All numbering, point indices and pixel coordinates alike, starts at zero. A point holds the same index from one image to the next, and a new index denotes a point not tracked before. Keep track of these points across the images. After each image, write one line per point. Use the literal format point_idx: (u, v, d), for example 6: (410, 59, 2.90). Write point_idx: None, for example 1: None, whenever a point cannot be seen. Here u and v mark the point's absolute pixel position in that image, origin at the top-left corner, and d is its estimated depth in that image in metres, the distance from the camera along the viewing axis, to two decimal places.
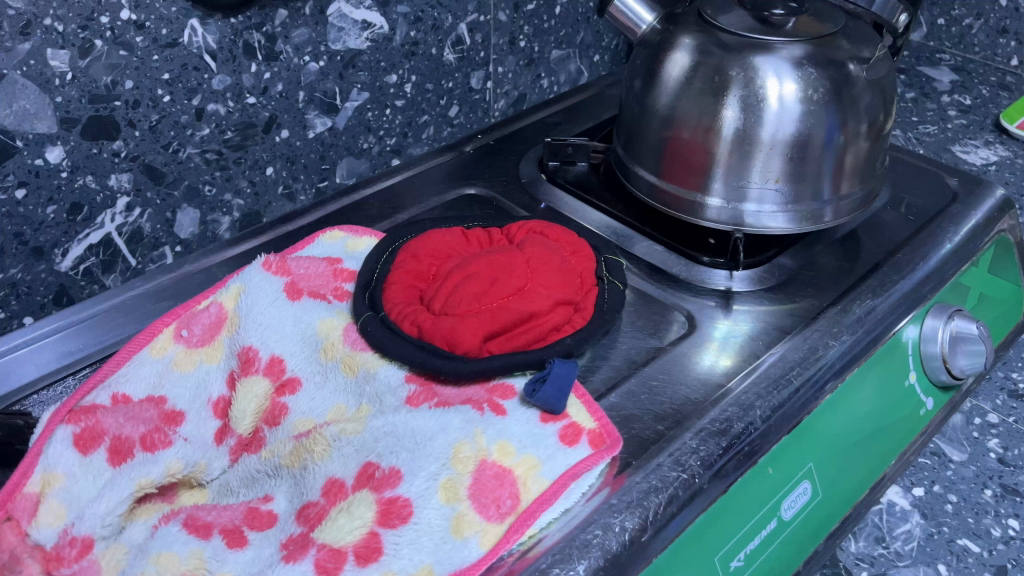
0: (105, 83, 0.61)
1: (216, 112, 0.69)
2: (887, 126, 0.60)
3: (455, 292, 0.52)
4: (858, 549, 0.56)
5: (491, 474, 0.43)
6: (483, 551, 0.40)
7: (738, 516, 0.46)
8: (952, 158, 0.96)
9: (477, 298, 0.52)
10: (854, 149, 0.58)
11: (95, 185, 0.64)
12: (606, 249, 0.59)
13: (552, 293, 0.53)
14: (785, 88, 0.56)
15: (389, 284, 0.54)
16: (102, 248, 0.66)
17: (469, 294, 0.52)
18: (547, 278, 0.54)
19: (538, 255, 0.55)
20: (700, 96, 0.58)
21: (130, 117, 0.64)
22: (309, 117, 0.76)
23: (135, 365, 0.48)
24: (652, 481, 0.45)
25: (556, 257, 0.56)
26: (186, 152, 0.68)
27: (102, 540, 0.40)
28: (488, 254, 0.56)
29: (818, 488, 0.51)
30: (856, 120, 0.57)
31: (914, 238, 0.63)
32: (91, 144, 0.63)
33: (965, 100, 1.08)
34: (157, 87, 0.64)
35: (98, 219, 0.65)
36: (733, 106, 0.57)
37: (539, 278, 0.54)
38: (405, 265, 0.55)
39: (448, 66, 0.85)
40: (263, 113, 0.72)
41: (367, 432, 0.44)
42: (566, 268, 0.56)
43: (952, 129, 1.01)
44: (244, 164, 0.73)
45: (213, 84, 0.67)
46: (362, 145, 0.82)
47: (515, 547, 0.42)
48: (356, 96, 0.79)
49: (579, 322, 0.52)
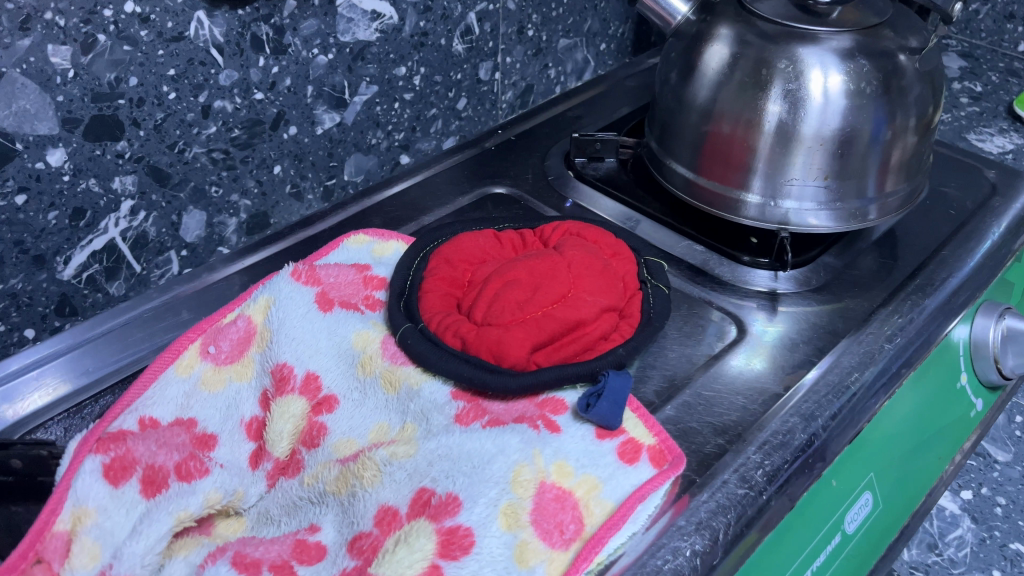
0: (108, 81, 0.58)
1: (223, 109, 0.65)
2: (933, 119, 0.58)
3: (497, 300, 0.50)
4: (911, 556, 0.55)
5: (551, 497, 0.40)
6: None
7: (804, 532, 0.45)
8: (968, 147, 0.95)
9: (519, 307, 0.49)
10: (901, 144, 0.56)
11: (98, 189, 0.60)
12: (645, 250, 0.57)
13: (598, 300, 0.50)
14: (830, 80, 0.53)
15: (425, 292, 0.51)
16: (106, 255, 0.63)
17: (512, 302, 0.49)
18: (592, 283, 0.51)
19: (580, 258, 0.53)
20: (740, 89, 0.56)
21: (134, 116, 0.60)
22: (317, 112, 0.72)
23: (160, 385, 0.45)
24: (718, 500, 0.43)
25: (598, 260, 0.53)
26: (192, 152, 0.65)
27: None
28: (527, 258, 0.53)
29: (879, 499, 0.49)
30: (904, 113, 0.55)
31: (958, 234, 0.61)
32: (95, 145, 0.59)
33: (976, 87, 1.07)
34: (162, 83, 0.61)
35: (102, 224, 0.62)
36: (777, 99, 0.54)
37: (583, 284, 0.51)
38: (439, 271, 0.53)
39: (457, 57, 0.82)
40: (271, 109, 0.69)
41: (420, 456, 0.42)
42: (610, 272, 0.53)
43: (966, 117, 1.00)
44: (252, 163, 0.69)
45: (220, 79, 0.64)
46: (371, 140, 0.79)
47: None
48: (365, 90, 0.75)
49: (627, 330, 0.50)
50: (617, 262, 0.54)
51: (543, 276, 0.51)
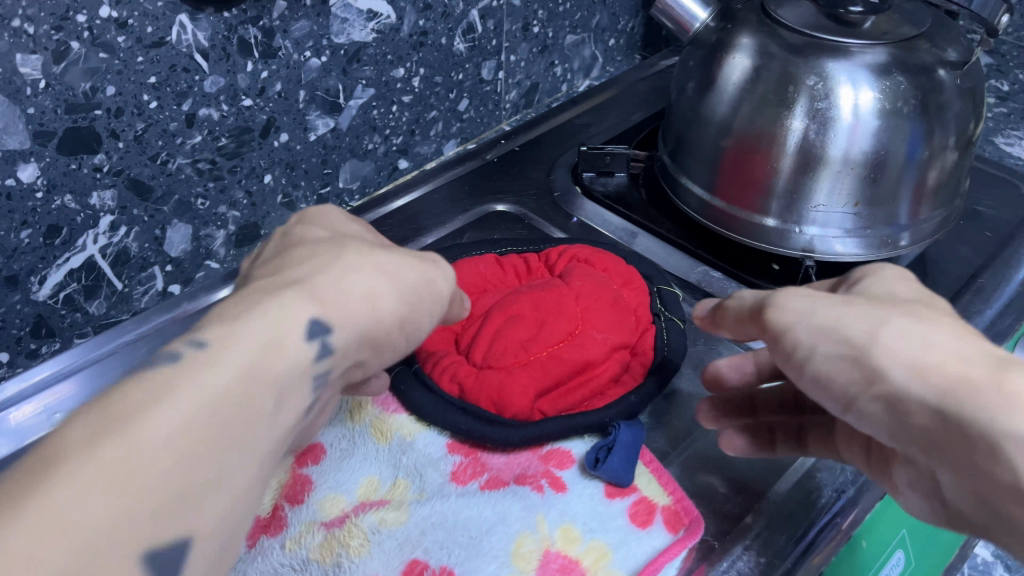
0: (83, 91, 0.53)
1: (209, 117, 0.61)
2: (974, 135, 0.54)
3: (499, 339, 0.46)
4: None
5: (556, 569, 0.37)
6: None
7: None
8: (994, 151, 0.90)
9: (523, 347, 0.46)
10: (938, 165, 0.52)
11: (75, 205, 0.56)
12: (660, 278, 0.53)
13: (607, 338, 0.47)
14: (860, 97, 0.49)
15: None
16: (84, 273, 0.59)
17: (514, 342, 0.46)
18: (601, 319, 0.48)
19: (588, 290, 0.49)
20: (762, 106, 0.51)
21: (112, 127, 0.56)
22: (310, 118, 0.68)
23: None
24: (739, 568, 0.39)
25: (608, 291, 0.49)
26: (176, 163, 0.61)
27: None
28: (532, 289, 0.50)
29: (912, 558, 0.46)
30: (942, 132, 0.51)
31: (994, 261, 0.57)
32: (70, 159, 0.55)
33: (1002, 85, 1.02)
34: (143, 92, 0.56)
35: (79, 242, 0.58)
36: (801, 117, 0.50)
37: (591, 319, 0.47)
38: None
39: (459, 56, 0.78)
40: (260, 116, 0.64)
41: (412, 522, 0.38)
42: (621, 303, 0.49)
43: (992, 118, 0.96)
44: (240, 172, 0.66)
45: (205, 86, 0.60)
46: (367, 145, 0.75)
47: None
48: (361, 93, 0.71)
49: (639, 371, 0.46)
50: (629, 291, 0.51)
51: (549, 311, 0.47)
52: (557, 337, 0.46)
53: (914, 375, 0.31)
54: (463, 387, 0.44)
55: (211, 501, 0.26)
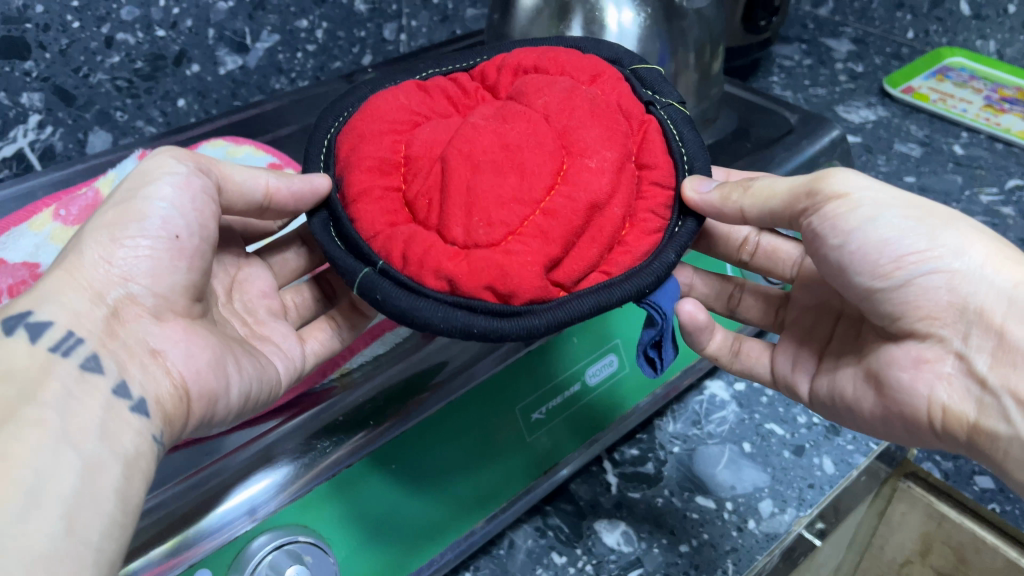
0: (16, 6, 0.67)
1: (126, 41, 0.74)
2: (715, 60, 0.69)
3: (473, 195, 0.44)
4: (674, 429, 0.64)
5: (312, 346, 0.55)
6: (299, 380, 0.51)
7: (537, 378, 0.53)
8: (833, 117, 1.04)
9: (515, 209, 0.44)
10: (684, 76, 0.67)
11: (8, 101, 0.70)
12: (629, 59, 0.55)
13: (607, 154, 0.46)
14: (623, 16, 0.64)
15: (359, 199, 0.46)
16: (15, 162, 0.74)
17: (496, 195, 0.44)
18: (592, 133, 0.47)
19: (553, 106, 0.48)
20: (548, 24, 0.66)
21: (41, 40, 0.69)
22: (219, 54, 0.81)
23: (15, 238, 0.57)
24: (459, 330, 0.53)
25: (578, 96, 0.49)
26: (97, 77, 0.74)
27: None
28: (478, 123, 0.47)
29: (626, 361, 0.58)
30: (685, 49, 0.66)
31: (747, 158, 0.71)
32: (4, 63, 0.68)
33: (857, 67, 1.16)
34: (66, 13, 0.70)
35: (11, 134, 0.72)
36: (575, 32, 0.65)
37: (583, 135, 0.47)
38: (369, 160, 0.47)
39: (359, 16, 0.89)
40: (173, 46, 0.77)
41: None
42: (604, 105, 0.49)
43: (839, 92, 1.09)
44: (155, 94, 0.79)
45: (122, 14, 0.73)
46: (274, 85, 0.87)
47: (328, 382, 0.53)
48: (266, 37, 0.84)
49: (645, 189, 0.48)
50: (608, 98, 0.50)
51: (520, 149, 0.45)
52: (544, 185, 0.45)
53: (1014, 288, 0.43)
54: (457, 289, 0.42)
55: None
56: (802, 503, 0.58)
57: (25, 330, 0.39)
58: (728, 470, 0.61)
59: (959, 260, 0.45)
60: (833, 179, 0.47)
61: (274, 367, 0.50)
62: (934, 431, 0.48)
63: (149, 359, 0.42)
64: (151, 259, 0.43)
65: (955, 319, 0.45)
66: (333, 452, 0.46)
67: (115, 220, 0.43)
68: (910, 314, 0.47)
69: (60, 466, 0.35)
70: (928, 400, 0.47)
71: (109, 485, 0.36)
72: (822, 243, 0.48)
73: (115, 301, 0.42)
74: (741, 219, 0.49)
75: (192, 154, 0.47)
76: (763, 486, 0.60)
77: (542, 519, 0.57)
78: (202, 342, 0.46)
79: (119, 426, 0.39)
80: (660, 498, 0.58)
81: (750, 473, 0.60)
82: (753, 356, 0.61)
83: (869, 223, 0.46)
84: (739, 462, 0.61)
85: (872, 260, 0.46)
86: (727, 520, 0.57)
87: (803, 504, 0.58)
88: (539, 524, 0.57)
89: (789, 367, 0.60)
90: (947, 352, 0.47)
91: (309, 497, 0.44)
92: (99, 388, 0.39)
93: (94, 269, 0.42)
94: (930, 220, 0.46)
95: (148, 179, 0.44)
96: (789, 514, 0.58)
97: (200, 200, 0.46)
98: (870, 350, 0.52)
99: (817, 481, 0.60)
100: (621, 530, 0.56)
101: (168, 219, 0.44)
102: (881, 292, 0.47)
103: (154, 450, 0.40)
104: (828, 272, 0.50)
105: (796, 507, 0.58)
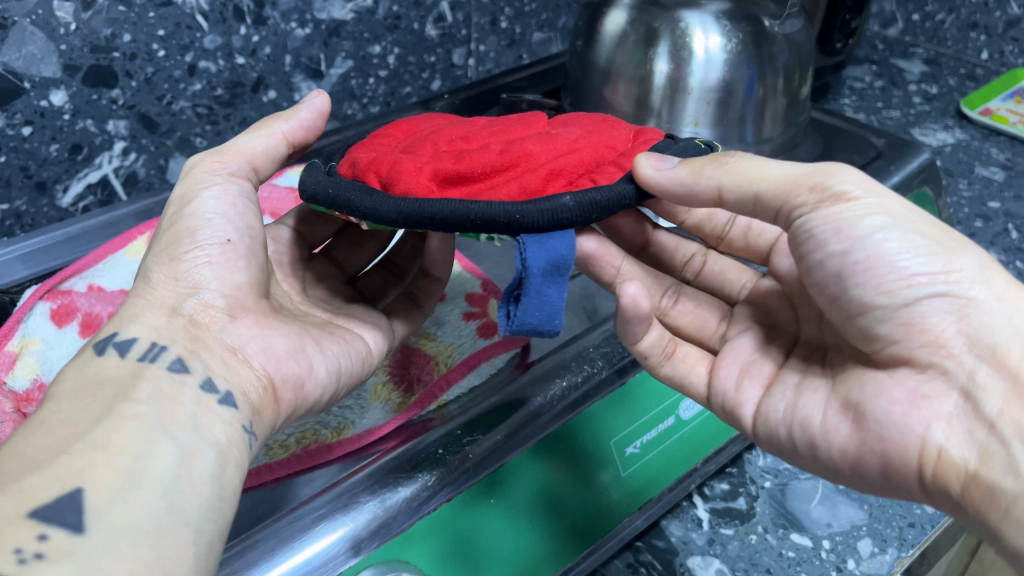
0: (105, 35, 0.67)
1: (208, 69, 0.74)
2: (803, 84, 0.69)
3: (432, 136, 0.48)
4: (765, 463, 0.62)
5: (397, 366, 0.56)
6: (394, 415, 0.51)
7: (636, 408, 0.53)
8: (910, 140, 1.01)
9: (456, 144, 0.47)
10: (772, 101, 0.66)
11: (95, 129, 0.71)
12: None
13: (577, 138, 0.46)
14: (710, 40, 0.63)
15: (365, 143, 0.51)
16: (100, 188, 0.74)
17: (447, 136, 0.47)
18: (574, 130, 0.47)
19: (570, 121, 0.50)
20: (634, 48, 0.65)
21: (127, 68, 0.70)
22: (295, 80, 0.81)
23: (111, 264, 0.60)
24: (556, 361, 0.54)
25: (590, 118, 0.50)
26: (179, 105, 0.75)
27: None
28: (488, 126, 0.49)
29: None
30: (774, 74, 0.65)
31: None
32: (92, 91, 0.69)
33: (931, 89, 1.13)
34: (152, 42, 0.70)
35: (97, 160, 0.73)
36: (662, 58, 0.64)
37: (564, 129, 0.47)
38: (387, 131, 0.52)
39: (430, 41, 0.89)
40: (251, 73, 0.77)
41: None
42: (605, 123, 0.50)
43: (914, 114, 1.07)
44: (234, 120, 0.79)
45: (205, 43, 0.73)
46: (346, 110, 0.87)
47: (425, 414, 0.52)
48: (340, 64, 0.83)
49: (606, 170, 0.45)
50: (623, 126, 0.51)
51: (499, 128, 0.48)
52: (492, 137, 0.47)
53: None
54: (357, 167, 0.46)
55: (86, 464, 0.34)
56: (903, 543, 0.56)
57: (113, 348, 0.41)
58: (823, 506, 0.59)
59: (977, 288, 0.42)
60: (839, 177, 0.44)
61: (360, 341, 0.53)
62: (921, 484, 0.42)
63: (229, 356, 0.44)
64: (211, 265, 0.45)
65: (964, 351, 0.41)
66: (425, 480, 0.46)
67: (173, 238, 0.45)
68: (913, 337, 0.42)
69: (157, 453, 0.36)
70: (922, 441, 0.41)
71: (205, 471, 0.37)
72: (818, 246, 0.44)
73: (191, 310, 0.44)
74: (717, 198, 0.45)
75: (217, 154, 0.49)
76: (860, 524, 0.57)
77: (634, 555, 0.56)
78: (279, 334, 0.47)
79: (208, 416, 0.40)
80: (753, 534, 0.57)
81: (846, 510, 0.58)
82: (688, 364, 0.53)
83: (885, 231, 0.42)
84: (834, 498, 0.59)
85: (881, 273, 0.42)
86: (826, 559, 0.55)
87: (904, 544, 0.56)
88: (631, 560, 0.56)
89: (733, 380, 0.52)
90: (951, 388, 0.41)
91: (410, 533, 0.44)
92: (188, 384, 0.40)
93: (163, 287, 0.44)
94: (947, 244, 0.43)
95: (190, 196, 0.46)
96: (889, 555, 0.55)
97: (241, 204, 0.47)
98: (848, 374, 0.47)
99: (917, 520, 0.58)
100: (714, 568, 0.55)
101: (217, 227, 0.46)
102: (881, 310, 0.43)
103: (246, 440, 0.41)
104: (820, 283, 0.45)
105: (896, 547, 0.56)
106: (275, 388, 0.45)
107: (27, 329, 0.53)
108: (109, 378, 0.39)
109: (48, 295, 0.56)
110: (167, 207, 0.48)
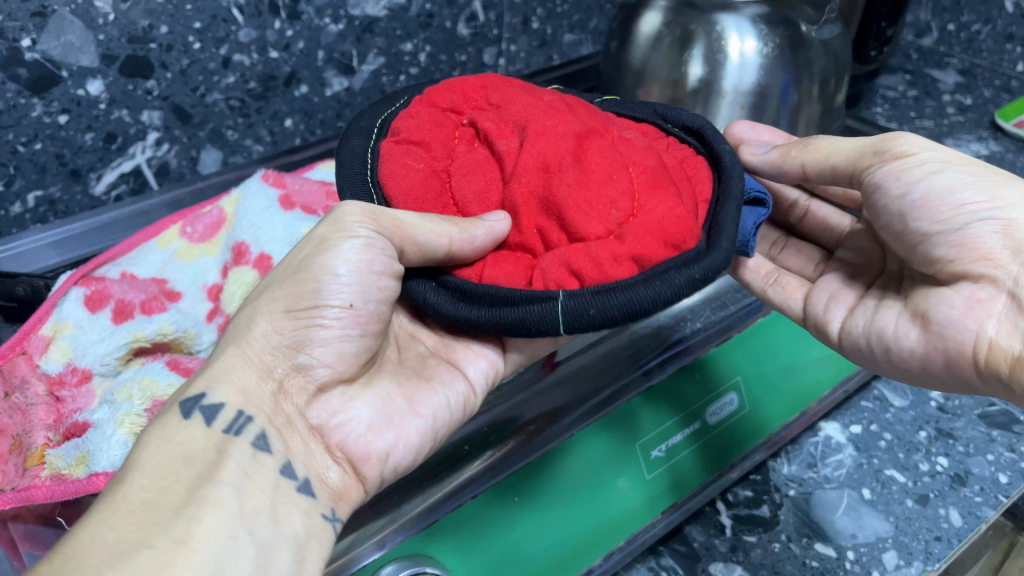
0: (142, 26, 0.68)
1: (242, 62, 0.75)
2: (837, 90, 0.68)
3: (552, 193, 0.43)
4: (789, 471, 0.61)
5: None
6: None
7: (660, 411, 0.53)
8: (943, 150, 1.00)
9: (590, 192, 0.43)
10: (807, 106, 0.66)
11: (129, 118, 0.72)
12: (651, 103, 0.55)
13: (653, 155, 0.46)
14: (746, 44, 0.62)
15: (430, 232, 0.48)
16: (133, 177, 0.75)
17: (570, 186, 0.43)
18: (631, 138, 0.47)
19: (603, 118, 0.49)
20: (668, 51, 0.65)
21: (163, 59, 0.70)
22: (327, 75, 0.81)
23: (144, 252, 0.62)
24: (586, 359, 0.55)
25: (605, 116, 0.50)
26: (212, 97, 0.75)
27: (98, 374, 0.54)
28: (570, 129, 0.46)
29: (746, 402, 0.57)
30: (809, 80, 0.65)
31: None
32: (128, 81, 0.70)
33: (966, 100, 1.12)
34: (189, 34, 0.70)
35: (130, 150, 0.73)
36: (697, 61, 0.64)
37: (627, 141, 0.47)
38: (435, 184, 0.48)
39: (461, 40, 0.89)
40: (284, 68, 0.78)
41: None
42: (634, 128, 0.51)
43: (948, 125, 1.06)
44: (265, 113, 0.80)
45: (240, 36, 0.73)
46: None
47: None
48: (372, 60, 0.83)
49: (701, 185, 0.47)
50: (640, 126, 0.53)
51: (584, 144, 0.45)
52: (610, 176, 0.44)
53: None
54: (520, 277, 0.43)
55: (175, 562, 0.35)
56: (929, 557, 0.55)
57: (200, 414, 0.42)
58: (848, 517, 0.58)
59: (1017, 211, 0.47)
60: (899, 141, 0.51)
61: (463, 381, 0.50)
62: (976, 372, 0.47)
63: (310, 435, 0.45)
64: (332, 331, 0.45)
65: (1010, 260, 0.46)
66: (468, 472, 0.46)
67: (291, 295, 0.44)
68: (965, 256, 0.47)
69: (237, 549, 0.37)
70: (976, 335, 0.46)
71: (281, 569, 0.38)
72: (883, 195, 0.51)
73: (282, 374, 0.45)
74: (806, 174, 0.55)
75: (381, 210, 0.44)
76: (886, 536, 0.57)
77: (655, 559, 0.56)
78: (366, 402, 0.47)
79: (288, 506, 0.41)
80: (776, 543, 0.56)
81: (871, 521, 0.58)
82: (790, 291, 0.58)
83: (934, 174, 0.49)
84: (860, 509, 0.58)
85: (933, 207, 0.48)
86: (849, 570, 0.55)
87: (930, 557, 0.55)
88: (652, 565, 0.56)
89: (823, 304, 0.57)
90: (1000, 292, 0.46)
91: (433, 526, 0.44)
92: (269, 466, 0.42)
93: (263, 341, 0.44)
94: (990, 179, 0.48)
95: (328, 246, 0.44)
96: (915, 568, 0.55)
97: (381, 263, 0.44)
98: (913, 294, 0.52)
99: (944, 534, 0.56)
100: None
101: (344, 287, 0.44)
102: (936, 237, 0.49)
103: (328, 528, 0.42)
104: (887, 226, 0.52)
105: (922, 561, 0.55)
106: (357, 467, 0.45)
107: (61, 313, 0.54)
108: (191, 448, 0.40)
109: (82, 281, 0.56)
110: (302, 241, 0.46)
